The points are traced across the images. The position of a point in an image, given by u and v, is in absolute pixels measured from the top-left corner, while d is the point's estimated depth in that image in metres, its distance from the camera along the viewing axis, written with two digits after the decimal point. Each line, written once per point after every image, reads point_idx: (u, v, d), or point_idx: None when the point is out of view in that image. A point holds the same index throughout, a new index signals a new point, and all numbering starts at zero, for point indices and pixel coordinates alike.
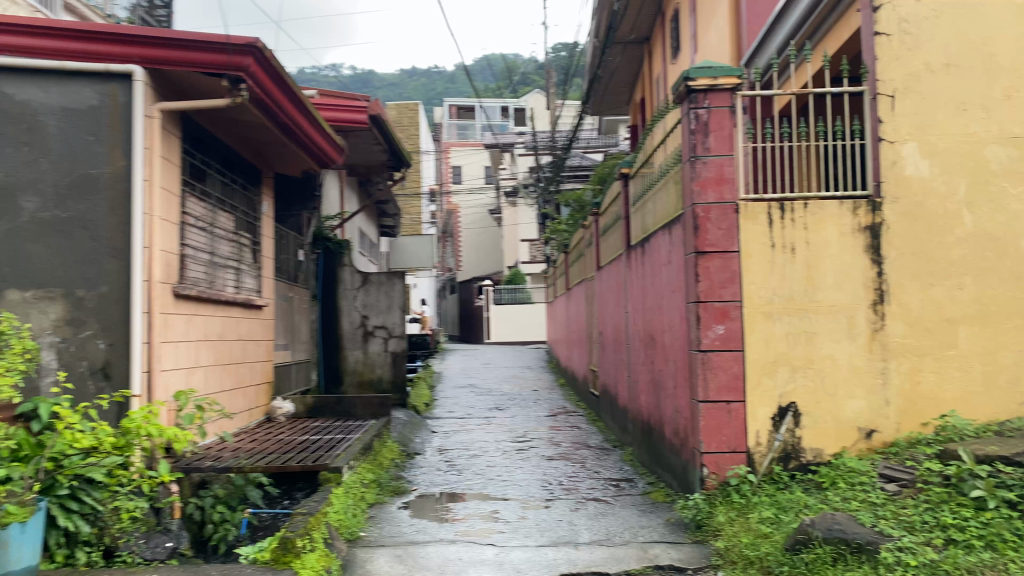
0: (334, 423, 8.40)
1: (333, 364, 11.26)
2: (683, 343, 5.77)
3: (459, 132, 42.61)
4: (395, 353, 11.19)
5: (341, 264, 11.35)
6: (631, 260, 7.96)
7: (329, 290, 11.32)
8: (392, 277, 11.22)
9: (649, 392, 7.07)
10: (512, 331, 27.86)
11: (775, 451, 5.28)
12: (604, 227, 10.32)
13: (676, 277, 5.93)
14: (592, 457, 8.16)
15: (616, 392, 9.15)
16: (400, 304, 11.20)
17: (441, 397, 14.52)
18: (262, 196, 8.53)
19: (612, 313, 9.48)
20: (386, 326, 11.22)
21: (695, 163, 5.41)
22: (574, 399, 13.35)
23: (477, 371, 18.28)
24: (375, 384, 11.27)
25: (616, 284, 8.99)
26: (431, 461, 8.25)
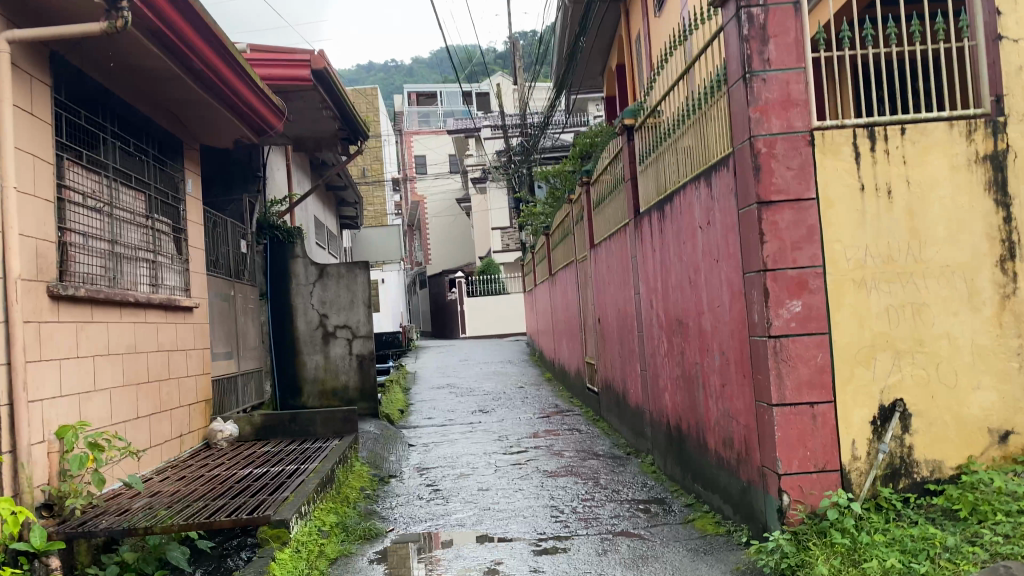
0: (286, 446, 6.83)
1: (289, 372, 9.70)
2: (740, 329, 4.33)
3: (421, 120, 40.90)
4: (361, 356, 9.68)
5: (292, 256, 9.75)
6: (643, 229, 6.49)
7: (280, 286, 9.72)
8: (354, 269, 9.72)
9: (680, 389, 5.62)
10: (488, 324, 26.40)
11: (878, 468, 3.89)
12: (599, 198, 8.88)
13: (723, 239, 4.47)
14: (605, 471, 6.70)
15: (626, 389, 7.70)
16: (364, 298, 9.71)
17: (417, 401, 12.99)
18: (185, 173, 6.91)
19: (614, 295, 8.05)
20: (348, 325, 9.69)
21: (752, 80, 3.98)
22: (567, 395, 11.93)
23: (453, 370, 16.72)
24: (340, 393, 9.73)
25: (621, 262, 7.53)
26: (409, 486, 6.73)
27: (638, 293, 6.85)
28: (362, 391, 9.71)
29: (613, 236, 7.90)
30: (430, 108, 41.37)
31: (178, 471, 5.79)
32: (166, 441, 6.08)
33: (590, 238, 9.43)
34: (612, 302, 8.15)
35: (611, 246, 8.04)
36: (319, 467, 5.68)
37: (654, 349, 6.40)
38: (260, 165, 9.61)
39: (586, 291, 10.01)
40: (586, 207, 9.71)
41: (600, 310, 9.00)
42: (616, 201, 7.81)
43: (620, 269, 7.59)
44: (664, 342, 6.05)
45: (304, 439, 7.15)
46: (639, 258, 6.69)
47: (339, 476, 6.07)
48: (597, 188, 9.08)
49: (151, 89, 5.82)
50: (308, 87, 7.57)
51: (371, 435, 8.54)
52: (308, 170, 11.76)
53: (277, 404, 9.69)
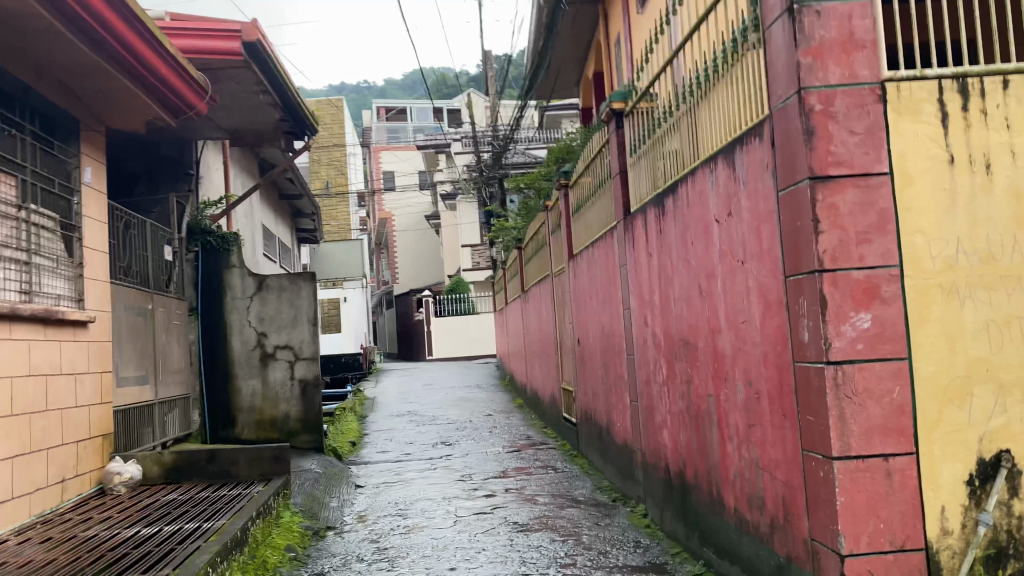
0: (197, 494, 5.56)
1: (222, 399, 8.48)
2: (779, 353, 3.24)
3: (389, 136, 39.81)
4: (304, 381, 8.53)
5: (227, 266, 8.55)
6: (636, 230, 5.39)
7: (212, 301, 8.52)
8: (298, 281, 8.62)
9: (687, 428, 4.50)
10: (456, 346, 25.21)
11: (978, 545, 2.82)
12: (579, 203, 7.81)
13: (754, 231, 3.40)
14: (587, 524, 5.56)
15: (612, 424, 6.54)
16: (309, 314, 8.61)
17: (373, 431, 11.76)
18: (83, 159, 5.70)
19: (596, 314, 6.95)
20: (291, 346, 8.56)
21: (801, 12, 2.92)
22: (541, 425, 10.79)
23: (416, 395, 15.49)
24: (280, 424, 8.51)
25: (606, 273, 6.42)
26: (350, 544, 5.49)
27: (628, 310, 5.74)
28: (304, 420, 8.53)
29: (597, 244, 6.81)
30: (400, 124, 40.33)
31: (43, 530, 4.47)
32: (37, 490, 4.82)
33: (568, 250, 8.34)
34: (594, 322, 7.05)
35: (595, 255, 6.94)
36: (227, 525, 4.45)
37: (649, 378, 5.29)
38: (193, 163, 8.53)
39: (564, 310, 8.88)
40: (562, 214, 8.65)
41: (579, 331, 7.89)
42: (600, 204, 6.74)
43: (605, 282, 6.48)
44: (663, 370, 4.93)
45: (223, 484, 5.90)
46: (630, 267, 5.60)
47: (256, 532, 4.82)
48: (576, 192, 8.02)
49: (23, 42, 4.62)
50: (239, 65, 6.44)
51: (311, 476, 7.29)
52: (252, 169, 10.59)
53: (205, 438, 8.43)
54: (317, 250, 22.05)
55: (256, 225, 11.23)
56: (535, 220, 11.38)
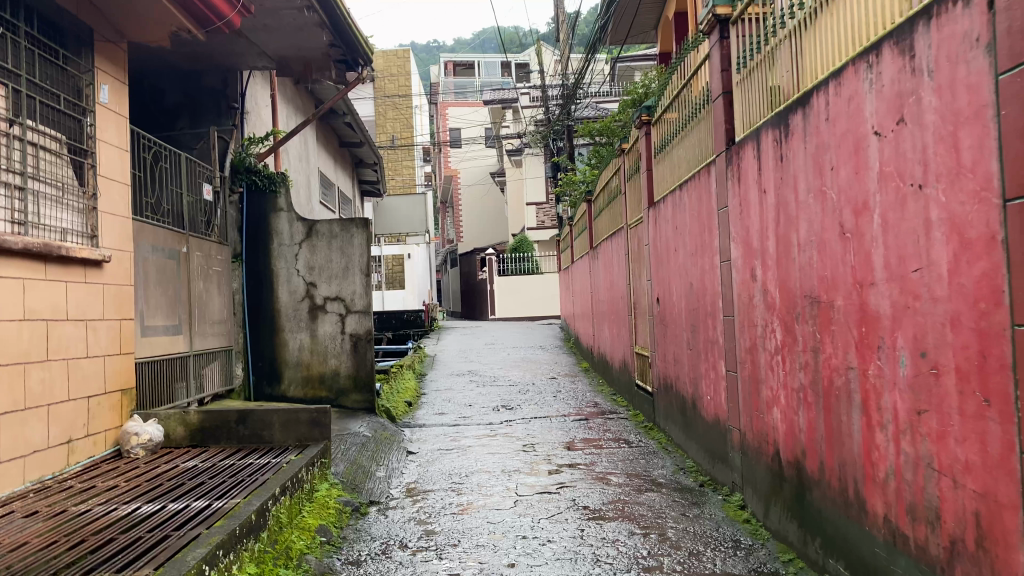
0: (221, 461, 4.84)
1: (266, 353, 7.83)
2: (984, 311, 2.26)
3: (456, 91, 38.82)
4: (356, 336, 7.79)
5: (274, 208, 7.84)
6: (746, 159, 4.37)
7: (258, 247, 7.82)
8: (350, 227, 7.83)
9: (813, 408, 3.54)
10: (520, 306, 24.43)
11: None
12: (665, 140, 6.79)
13: (945, 136, 2.40)
14: (673, 515, 4.66)
15: (702, 396, 5.58)
16: (361, 264, 7.82)
17: (431, 391, 11.05)
18: (97, 76, 4.96)
19: (683, 267, 5.97)
20: (341, 298, 7.82)
21: None
22: (610, 392, 9.91)
23: (477, 355, 14.74)
24: (328, 381, 7.81)
25: (700, 217, 5.41)
26: (394, 525, 4.73)
27: (728, 261, 4.75)
28: (355, 377, 7.81)
29: (688, 183, 5.79)
30: (468, 78, 39.28)
31: (31, 503, 3.79)
32: (34, 453, 4.17)
33: (648, 197, 7.32)
34: (680, 277, 6.07)
35: (684, 198, 5.93)
36: (242, 504, 3.67)
37: (755, 342, 4.32)
38: (237, 96, 7.88)
39: (641, 266, 7.91)
40: (641, 156, 7.63)
41: (660, 289, 6.93)
42: (695, 136, 5.73)
43: (698, 229, 5.48)
44: (779, 332, 3.95)
45: (254, 449, 5.19)
46: (734, 208, 4.59)
47: (282, 509, 4.06)
48: (661, 129, 6.99)
49: None
50: None
51: (358, 440, 6.57)
52: (301, 99, 9.85)
53: (249, 395, 7.79)
54: (381, 203, 21.54)
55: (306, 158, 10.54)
56: (609, 167, 10.34)
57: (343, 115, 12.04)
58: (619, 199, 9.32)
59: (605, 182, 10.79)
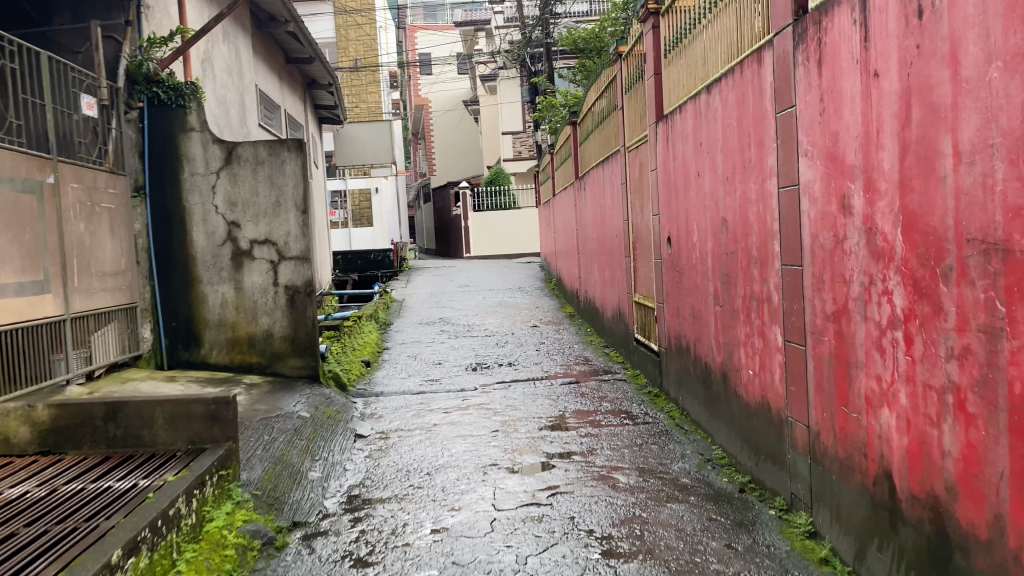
0: (66, 484, 3.36)
1: (182, 311, 6.32)
2: None
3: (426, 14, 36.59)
4: (292, 288, 6.31)
5: (185, 129, 6.25)
6: (835, 26, 2.87)
7: (165, 178, 6.26)
8: (280, 151, 6.26)
9: (987, 428, 2.13)
10: (497, 242, 22.96)
11: None
12: (682, 28, 5.24)
13: None
14: (716, 548, 3.29)
15: (739, 369, 4.17)
16: (296, 198, 6.28)
17: (395, 345, 9.62)
18: None
19: (711, 197, 4.51)
20: (272, 241, 6.30)
21: None
22: (601, 344, 8.55)
23: (449, 300, 13.28)
24: (259, 344, 6.33)
25: (743, 126, 3.92)
26: (321, 570, 3.32)
27: (798, 185, 3.29)
28: (293, 339, 6.33)
29: (721, 82, 4.28)
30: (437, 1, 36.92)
31: None
32: None
33: (656, 110, 5.82)
34: (706, 209, 4.62)
35: (713, 104, 4.44)
36: None
37: (849, 307, 2.89)
38: None
39: (643, 197, 6.45)
40: (646, 58, 6.08)
41: (672, 225, 5.48)
42: (731, 16, 4.20)
43: (737, 144, 4.01)
44: (903, 296, 2.51)
45: (128, 458, 3.73)
46: (811, 107, 3.11)
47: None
48: (676, 20, 5.45)
49: None
50: None
51: (291, 425, 5.13)
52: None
53: (162, 363, 6.30)
54: (342, 131, 19.87)
55: (236, 71, 8.89)
56: (599, 80, 8.78)
57: (284, 23, 10.37)
58: (612, 117, 7.81)
59: (595, 98, 9.23)
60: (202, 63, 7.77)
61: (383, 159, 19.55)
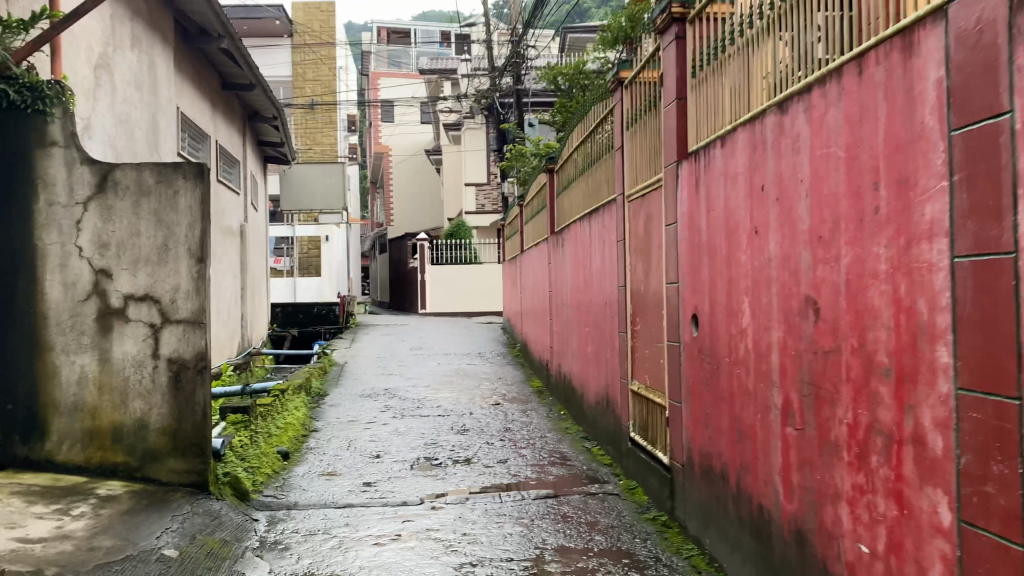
0: None
1: (23, 390, 4.60)
2: None
3: (391, 63, 35.63)
4: (178, 363, 4.67)
5: (44, 142, 4.62)
6: None
7: (11, 208, 4.61)
8: (172, 179, 4.68)
9: None
10: (454, 299, 21.45)
11: None
12: (725, 33, 3.86)
13: None
14: None
15: (836, 536, 2.67)
16: (190, 241, 4.69)
17: (328, 424, 7.94)
18: None
19: (783, 266, 3.07)
20: (155, 298, 4.67)
21: None
22: (580, 437, 7.03)
23: (398, 366, 11.66)
24: (126, 439, 4.64)
25: (865, 157, 2.48)
26: None
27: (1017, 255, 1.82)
28: (175, 433, 4.65)
29: (807, 96, 2.86)
30: (403, 49, 36.05)
31: None
32: None
33: (677, 146, 4.40)
34: (773, 282, 3.16)
35: (788, 129, 3.02)
36: None
37: None
38: None
39: (651, 260, 4.99)
40: (663, 79, 4.69)
41: (700, 299, 4.03)
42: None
43: (849, 188, 2.57)
44: None
45: None
46: None
47: None
48: (711, 24, 4.07)
49: None
50: None
51: None
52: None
53: None
54: (289, 172, 18.25)
55: (148, 86, 7.31)
56: (588, 117, 7.40)
57: (218, 38, 8.84)
58: (607, 159, 6.40)
59: (580, 141, 7.84)
60: (94, 67, 6.16)
61: (333, 205, 17.96)
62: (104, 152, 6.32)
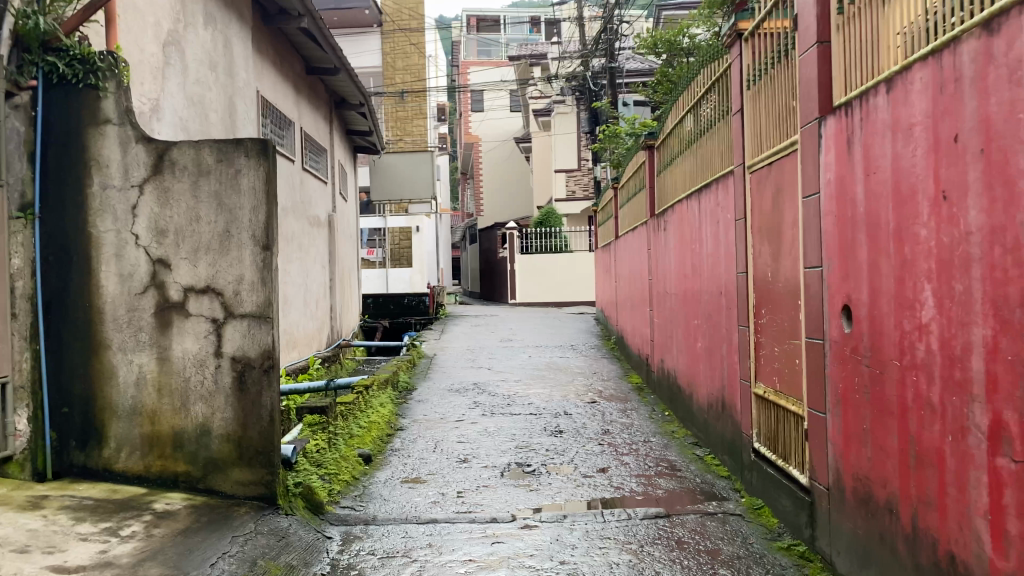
0: None
1: (80, 390, 4.23)
2: None
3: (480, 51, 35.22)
4: (242, 362, 4.19)
5: (97, 120, 4.21)
6: None
7: (65, 193, 4.23)
8: (232, 157, 4.19)
9: None
10: (546, 289, 20.83)
11: None
12: None
13: None
14: None
15: None
16: (253, 227, 4.19)
17: (415, 423, 7.44)
18: None
19: (992, 241, 2.28)
20: (216, 291, 4.20)
21: None
22: (691, 444, 6.27)
23: (489, 359, 11.12)
24: (188, 446, 4.20)
25: None
26: None
27: None
28: (240, 441, 4.19)
29: None
30: (492, 36, 35.58)
31: None
32: None
33: (819, 99, 3.60)
34: (974, 263, 2.37)
35: (1001, 54, 2.22)
36: None
37: None
38: None
39: (783, 241, 4.20)
40: (799, 20, 3.89)
41: (854, 286, 3.24)
42: None
43: None
44: None
45: None
46: None
47: None
48: None
49: None
50: None
51: None
52: None
53: (44, 471, 4.20)
54: (379, 162, 18.01)
55: (223, 66, 6.94)
56: (699, 82, 6.59)
57: (298, 17, 8.42)
58: (726, 125, 5.59)
59: (688, 110, 7.04)
60: (163, 45, 5.80)
61: (421, 193, 17.60)
62: (176, 136, 5.96)
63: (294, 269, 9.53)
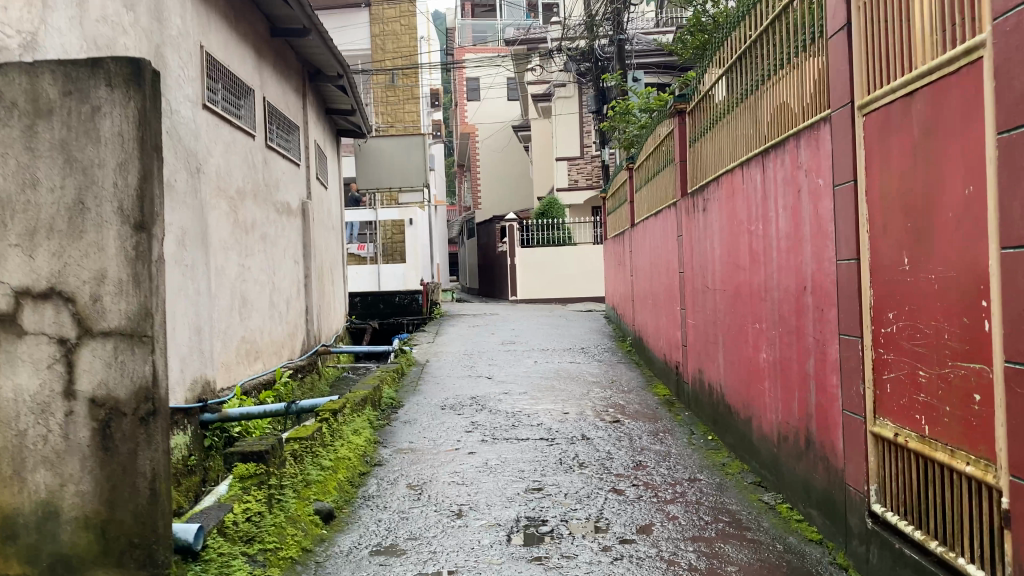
0: None
1: None
2: None
3: (475, 36, 33.61)
4: (105, 404, 2.70)
5: None
6: None
7: None
8: (86, 88, 2.71)
9: None
10: (549, 284, 19.36)
11: None
12: None
13: None
14: None
15: None
16: (118, 195, 2.71)
17: (397, 454, 5.94)
18: None
19: None
20: (65, 295, 2.72)
21: None
22: (756, 489, 4.78)
23: (489, 366, 9.63)
24: (26, 536, 2.72)
25: None
26: None
27: None
28: (107, 529, 2.72)
29: None
30: (487, 21, 33.95)
31: None
32: None
33: None
34: None
35: None
36: None
37: None
38: None
39: (945, 212, 2.71)
40: None
41: None
42: None
43: None
44: None
45: None
46: None
47: None
48: None
49: None
50: None
51: None
52: None
53: None
54: (365, 147, 16.42)
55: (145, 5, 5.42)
56: (760, 14, 5.04)
57: None
58: (813, 57, 4.06)
59: (739, 56, 5.51)
60: None
61: (413, 180, 16.12)
62: None
63: (257, 265, 8.03)
